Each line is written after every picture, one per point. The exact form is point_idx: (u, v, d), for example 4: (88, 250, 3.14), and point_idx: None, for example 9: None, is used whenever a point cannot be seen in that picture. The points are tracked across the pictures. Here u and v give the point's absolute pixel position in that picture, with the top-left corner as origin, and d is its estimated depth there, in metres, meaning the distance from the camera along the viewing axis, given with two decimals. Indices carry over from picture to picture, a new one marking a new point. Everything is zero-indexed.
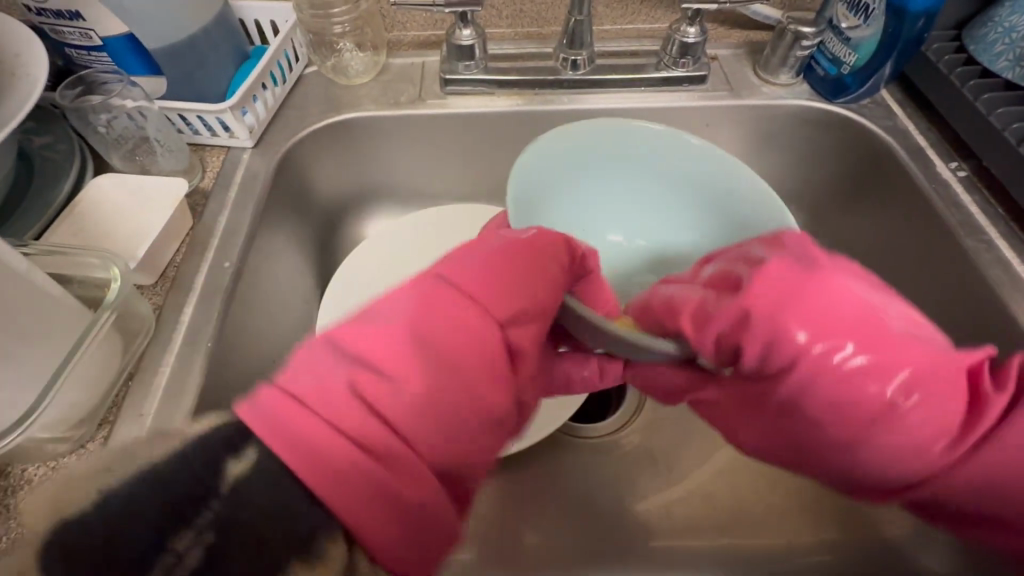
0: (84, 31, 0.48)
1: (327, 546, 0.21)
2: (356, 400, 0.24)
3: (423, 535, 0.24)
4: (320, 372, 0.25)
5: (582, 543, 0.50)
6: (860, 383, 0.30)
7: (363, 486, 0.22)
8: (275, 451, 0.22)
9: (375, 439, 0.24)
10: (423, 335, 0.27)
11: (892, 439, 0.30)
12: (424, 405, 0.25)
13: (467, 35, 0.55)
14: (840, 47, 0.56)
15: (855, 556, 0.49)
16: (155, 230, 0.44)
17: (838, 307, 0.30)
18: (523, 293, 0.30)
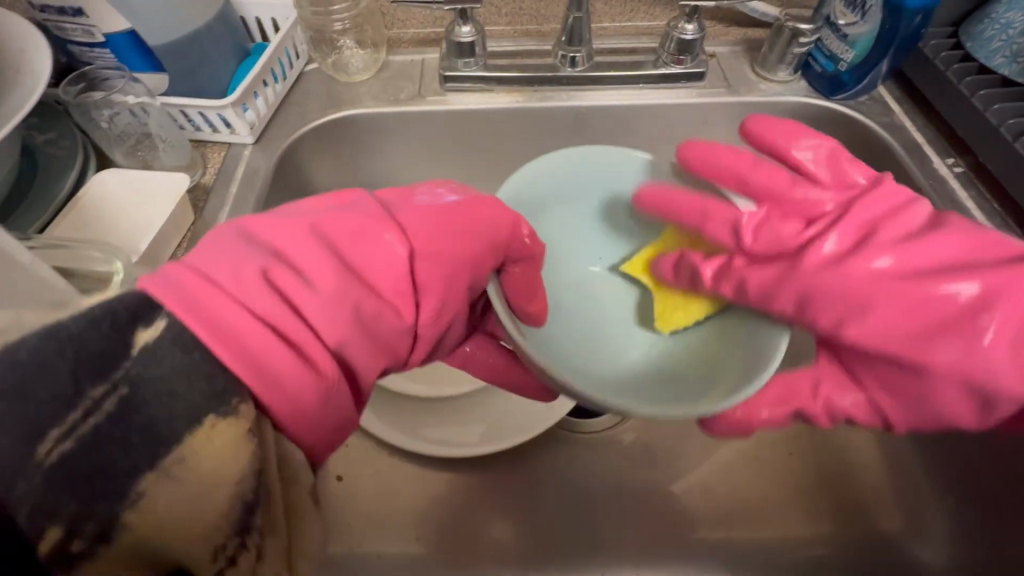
0: (87, 28, 0.49)
1: (239, 405, 0.23)
2: (264, 282, 0.27)
3: (313, 410, 0.27)
4: (227, 252, 0.28)
5: (580, 536, 0.51)
6: (933, 328, 0.36)
7: (269, 363, 0.25)
8: (164, 300, 0.23)
9: (281, 320, 0.26)
10: (336, 240, 0.31)
11: (985, 367, 0.35)
12: (329, 299, 0.29)
13: (467, 32, 0.56)
14: (838, 44, 0.56)
15: (852, 550, 0.49)
16: (157, 223, 0.44)
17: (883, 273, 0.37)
18: (446, 237, 0.34)
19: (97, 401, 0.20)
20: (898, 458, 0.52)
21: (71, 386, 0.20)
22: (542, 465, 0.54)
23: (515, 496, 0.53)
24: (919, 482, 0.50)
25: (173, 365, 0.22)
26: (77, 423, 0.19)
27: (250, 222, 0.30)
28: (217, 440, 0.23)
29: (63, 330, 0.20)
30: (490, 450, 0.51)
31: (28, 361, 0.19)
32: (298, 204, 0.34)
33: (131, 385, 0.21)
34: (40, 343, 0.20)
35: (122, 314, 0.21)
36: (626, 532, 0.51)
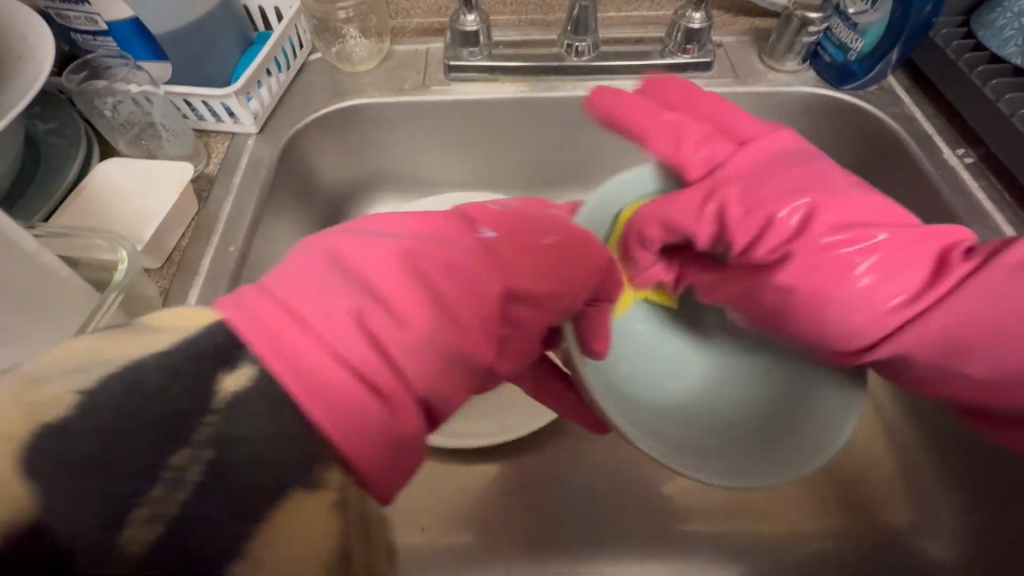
0: (90, 15, 0.48)
1: (324, 473, 0.19)
2: (358, 326, 0.24)
3: (394, 467, 0.24)
4: (314, 283, 0.25)
5: (583, 529, 0.51)
6: (838, 258, 0.37)
7: (355, 415, 0.22)
8: (253, 343, 0.20)
9: (372, 368, 0.24)
10: (430, 272, 0.27)
11: (843, 296, 0.37)
12: (419, 344, 0.26)
13: (471, 21, 0.55)
14: (847, 33, 0.56)
15: (856, 541, 0.49)
16: (161, 212, 0.44)
17: (781, 191, 0.40)
18: (538, 274, 0.32)
19: (179, 470, 0.17)
20: (905, 451, 0.52)
21: (151, 456, 0.17)
22: (547, 461, 0.54)
23: (520, 487, 0.53)
24: (925, 475, 0.50)
25: (263, 427, 0.19)
26: (159, 501, 0.16)
27: (340, 244, 0.27)
28: (308, 514, 0.19)
29: (147, 384, 0.18)
30: (495, 438, 0.51)
31: (109, 422, 0.17)
32: (385, 220, 0.30)
33: (215, 445, 0.18)
34: (121, 399, 0.17)
35: (208, 357, 0.19)
36: (630, 524, 0.51)
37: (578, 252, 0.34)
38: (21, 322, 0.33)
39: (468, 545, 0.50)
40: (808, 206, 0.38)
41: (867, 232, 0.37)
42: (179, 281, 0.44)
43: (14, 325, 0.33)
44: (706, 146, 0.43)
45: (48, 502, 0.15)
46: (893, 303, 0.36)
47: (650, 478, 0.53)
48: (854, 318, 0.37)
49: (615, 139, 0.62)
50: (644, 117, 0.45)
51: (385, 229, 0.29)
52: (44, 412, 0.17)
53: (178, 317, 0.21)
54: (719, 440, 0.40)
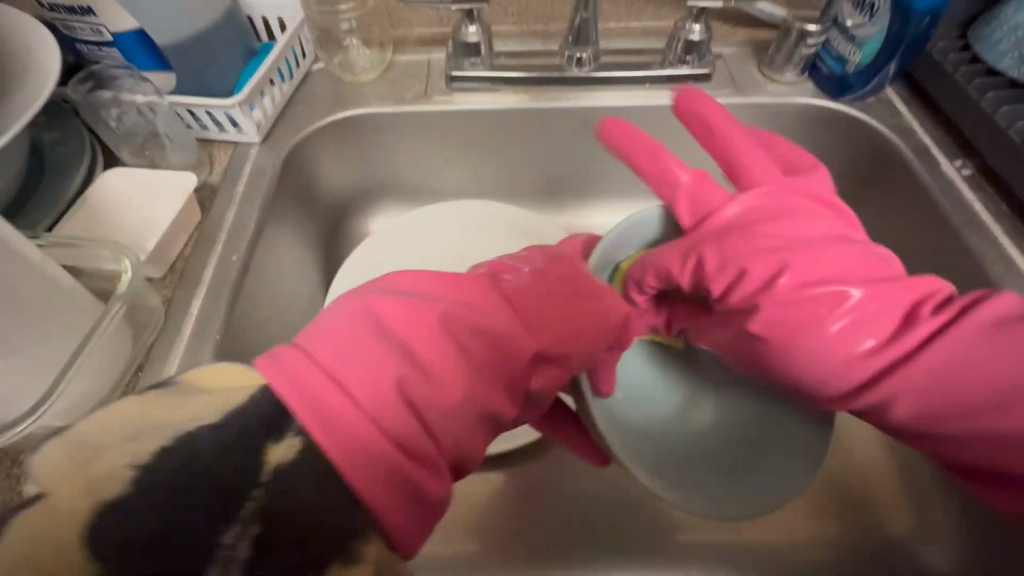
0: (95, 26, 0.48)
1: (366, 549, 0.21)
2: (398, 393, 0.26)
3: (422, 521, 0.25)
4: (357, 347, 0.26)
5: (578, 538, 0.51)
6: (811, 307, 0.37)
7: (391, 476, 0.24)
8: (301, 415, 0.22)
9: (408, 433, 0.26)
10: (461, 338, 0.29)
11: (817, 346, 0.37)
12: (450, 407, 0.28)
13: (473, 32, 0.56)
14: (846, 45, 0.56)
15: (856, 553, 0.49)
16: (165, 222, 0.44)
17: (764, 241, 0.39)
18: (562, 330, 0.33)
19: (228, 551, 0.18)
20: (901, 460, 0.52)
21: (203, 536, 0.18)
22: (545, 471, 0.54)
23: (521, 496, 0.53)
24: (921, 483, 0.50)
25: (305, 495, 0.20)
26: None
27: (379, 304, 0.28)
28: None
29: (197, 460, 0.20)
30: (500, 446, 0.51)
31: (167, 502, 0.18)
32: (417, 275, 0.31)
33: (262, 522, 0.19)
34: (176, 477, 0.19)
35: (256, 430, 0.21)
36: (629, 534, 0.51)
37: (595, 312, 0.35)
38: (27, 332, 0.34)
39: (469, 555, 0.50)
40: (784, 260, 0.38)
41: (841, 285, 0.37)
42: (184, 290, 0.44)
43: (21, 335, 0.33)
44: (703, 187, 0.42)
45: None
46: (869, 354, 0.36)
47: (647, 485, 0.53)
48: (832, 366, 0.37)
49: (615, 149, 0.63)
50: (653, 169, 0.43)
51: (413, 287, 0.31)
52: (104, 488, 0.19)
53: (227, 379, 0.23)
54: (681, 466, 0.44)
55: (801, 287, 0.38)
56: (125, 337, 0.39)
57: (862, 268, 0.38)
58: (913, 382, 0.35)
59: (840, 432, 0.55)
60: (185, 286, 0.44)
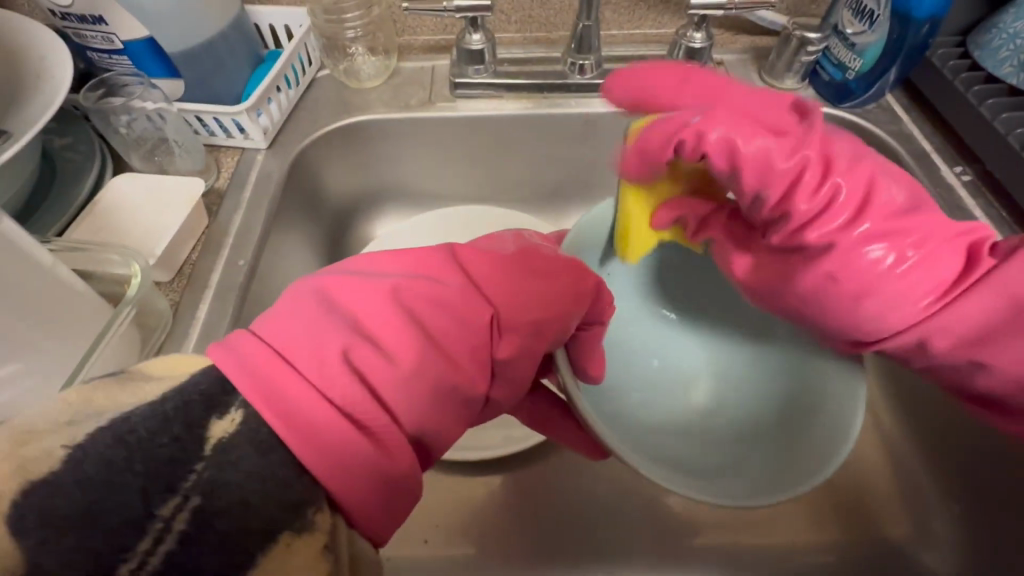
0: (106, 34, 0.49)
1: (315, 515, 0.23)
2: (344, 363, 0.27)
3: (387, 499, 0.27)
4: (303, 325, 0.28)
5: (578, 540, 0.51)
6: (874, 246, 0.32)
7: (341, 447, 0.25)
8: (241, 387, 0.24)
9: (358, 404, 0.27)
10: (413, 307, 0.31)
11: (884, 289, 0.32)
12: (403, 376, 0.29)
13: (478, 39, 0.57)
14: (845, 53, 0.56)
15: (858, 558, 0.49)
16: (173, 227, 0.45)
17: (820, 165, 0.33)
18: (523, 300, 0.34)
19: (167, 520, 0.20)
20: (904, 465, 0.52)
21: (142, 507, 0.20)
22: (549, 473, 0.54)
23: (523, 498, 0.53)
24: (925, 488, 0.51)
25: (247, 468, 0.22)
26: (146, 553, 0.19)
27: (328, 287, 0.31)
28: (293, 554, 0.22)
29: (133, 435, 0.21)
30: (495, 451, 0.52)
31: (100, 477, 0.20)
32: (376, 262, 0.34)
33: (201, 493, 0.21)
34: (110, 452, 0.20)
35: (194, 407, 0.23)
36: (631, 537, 0.51)
37: (554, 281, 0.35)
38: (39, 335, 0.34)
39: (471, 558, 0.50)
40: (844, 189, 0.32)
41: (897, 226, 0.32)
42: (191, 295, 0.45)
43: (33, 337, 0.34)
44: (739, 105, 0.36)
45: (39, 554, 0.18)
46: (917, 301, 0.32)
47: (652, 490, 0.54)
48: (893, 319, 0.33)
49: None
50: (667, 120, 0.36)
51: (375, 269, 0.33)
52: (34, 468, 0.20)
53: (169, 367, 0.25)
54: (691, 445, 0.43)
55: (864, 219, 0.32)
56: (134, 340, 0.40)
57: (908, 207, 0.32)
58: (966, 320, 0.32)
59: None
60: (192, 290, 0.45)
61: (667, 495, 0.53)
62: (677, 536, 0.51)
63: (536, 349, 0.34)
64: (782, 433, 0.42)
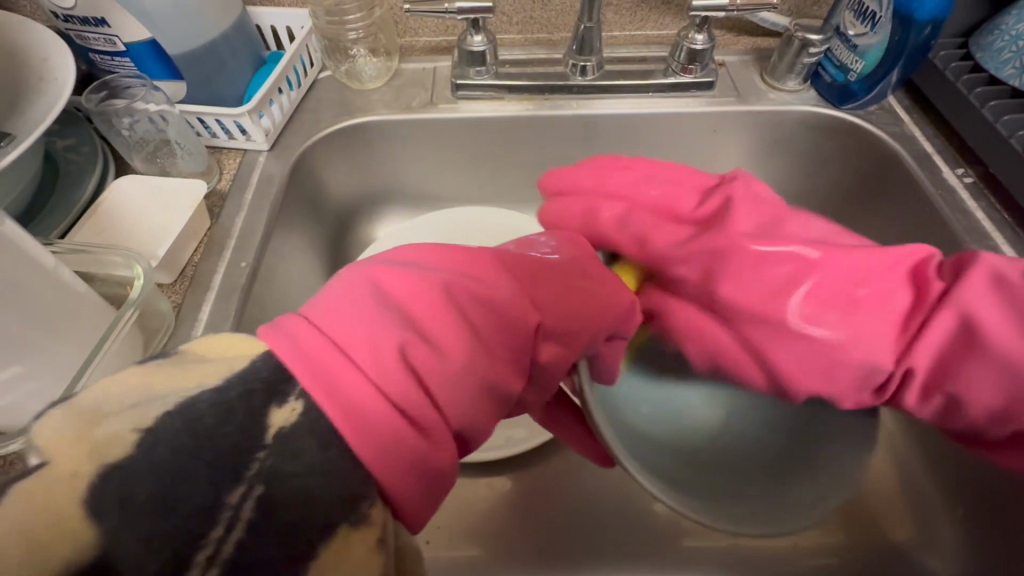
0: (109, 37, 0.49)
1: (369, 509, 0.22)
2: (399, 357, 0.26)
3: (432, 498, 0.26)
4: (355, 312, 0.26)
5: (579, 542, 0.51)
6: (817, 305, 0.35)
7: (392, 443, 0.24)
8: (296, 372, 0.23)
9: (413, 401, 0.25)
10: (464, 302, 0.30)
11: (842, 349, 0.35)
12: (453, 374, 0.28)
13: (479, 41, 0.57)
14: (847, 54, 0.56)
15: (858, 560, 0.49)
16: (176, 229, 0.45)
17: (748, 238, 0.37)
18: (566, 305, 0.34)
19: (234, 509, 0.19)
20: (904, 469, 0.52)
21: (210, 495, 0.19)
22: (551, 475, 0.54)
23: (523, 499, 0.53)
24: (924, 491, 0.51)
25: (309, 459, 0.21)
26: (218, 542, 0.19)
27: (378, 271, 0.29)
28: (353, 549, 0.21)
29: (201, 423, 0.21)
30: (506, 451, 0.52)
31: (172, 463, 0.19)
32: (420, 253, 0.32)
33: (265, 482, 0.20)
34: (180, 437, 0.20)
35: (257, 395, 0.22)
36: (632, 539, 0.51)
37: (595, 291, 0.36)
38: (41, 336, 0.34)
39: (472, 560, 0.50)
40: (781, 258, 0.36)
41: (835, 282, 0.35)
42: (194, 296, 0.45)
43: (36, 339, 0.34)
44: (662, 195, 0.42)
45: (116, 539, 0.18)
46: (869, 341, 0.34)
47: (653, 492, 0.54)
48: (864, 370, 0.35)
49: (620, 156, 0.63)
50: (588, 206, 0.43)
51: (422, 258, 0.32)
52: (110, 450, 0.19)
53: (220, 349, 0.25)
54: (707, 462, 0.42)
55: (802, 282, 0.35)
56: (136, 342, 0.40)
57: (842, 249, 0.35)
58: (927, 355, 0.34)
59: None
60: (195, 292, 0.45)
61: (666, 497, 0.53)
62: (677, 538, 0.51)
63: (574, 353, 0.34)
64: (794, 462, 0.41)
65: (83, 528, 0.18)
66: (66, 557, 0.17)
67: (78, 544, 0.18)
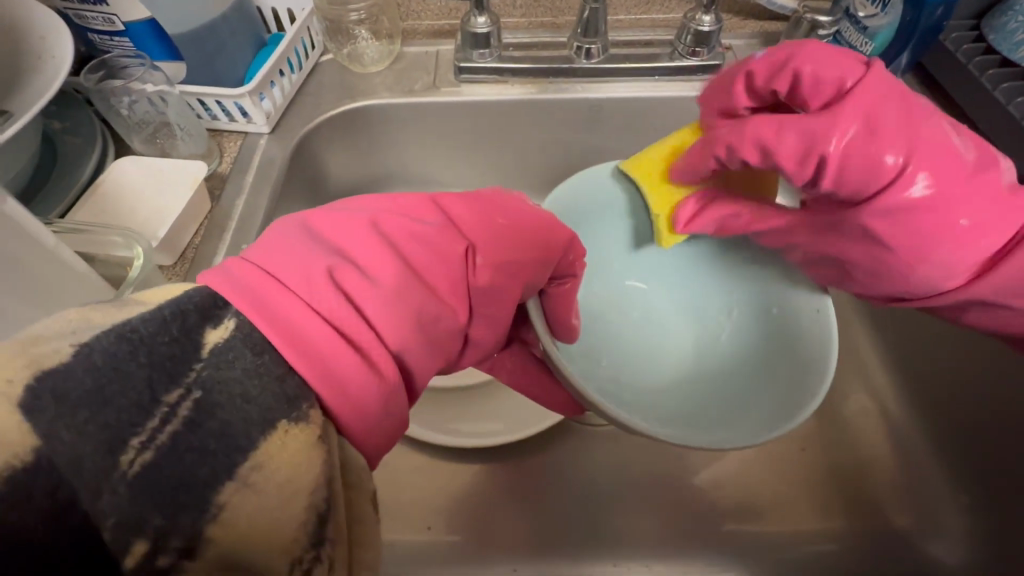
0: (107, 16, 0.49)
1: (310, 410, 0.24)
2: (331, 281, 0.28)
3: (378, 414, 0.28)
4: (292, 250, 0.30)
5: (576, 526, 0.51)
6: (936, 211, 0.36)
7: (323, 354, 0.26)
8: (234, 302, 0.25)
9: (347, 321, 0.28)
10: (396, 240, 0.33)
11: (943, 259, 0.37)
12: (388, 297, 0.30)
13: (482, 23, 0.56)
14: (857, 36, 0.54)
15: (864, 547, 0.49)
16: (176, 212, 0.45)
17: (880, 108, 0.36)
18: (504, 240, 0.36)
19: (171, 406, 0.21)
20: (910, 458, 0.52)
21: (146, 394, 0.21)
22: (552, 460, 0.54)
23: (526, 484, 0.53)
24: (933, 481, 0.51)
25: (244, 367, 0.23)
26: (154, 430, 0.20)
27: (314, 220, 0.32)
28: (294, 446, 0.23)
29: (135, 332, 0.22)
30: (496, 439, 0.51)
31: (105, 365, 0.21)
32: (356, 201, 0.35)
33: (202, 388, 0.22)
34: (114, 346, 0.21)
35: (190, 315, 0.23)
36: (637, 523, 0.51)
37: (528, 231, 0.37)
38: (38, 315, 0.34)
39: (473, 544, 0.50)
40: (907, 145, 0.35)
41: (956, 196, 0.36)
42: (193, 278, 0.44)
43: (30, 317, 0.34)
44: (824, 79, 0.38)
45: (53, 432, 0.19)
46: (955, 284, 0.38)
47: (656, 477, 0.53)
48: (943, 277, 0.37)
49: (624, 143, 0.63)
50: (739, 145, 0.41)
51: (358, 206, 0.35)
52: (45, 361, 0.20)
53: (162, 293, 0.25)
54: (700, 409, 0.43)
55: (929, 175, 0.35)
56: None
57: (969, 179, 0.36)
58: (999, 284, 0.37)
59: (846, 425, 0.55)
60: (194, 274, 0.44)
61: (673, 483, 0.53)
62: (681, 523, 0.51)
63: (512, 285, 0.35)
64: (775, 376, 0.43)
65: (19, 436, 0.19)
66: (4, 460, 0.18)
67: (11, 449, 0.18)
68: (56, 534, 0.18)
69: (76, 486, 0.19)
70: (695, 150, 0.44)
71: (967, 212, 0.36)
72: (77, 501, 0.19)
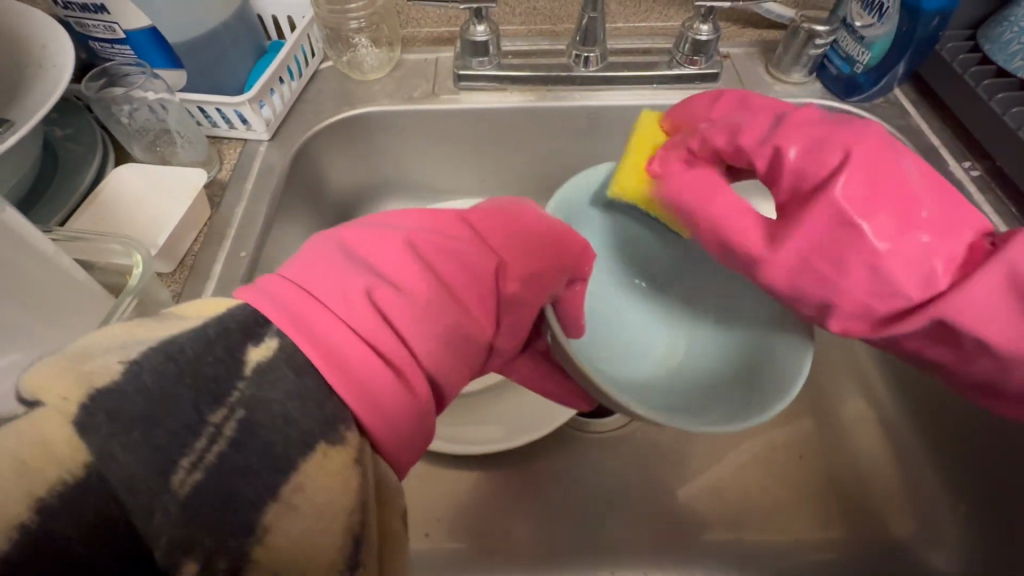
0: (109, 24, 0.48)
1: (347, 433, 0.24)
2: (367, 300, 0.29)
3: (410, 431, 0.28)
4: (327, 266, 0.30)
5: (573, 534, 0.51)
6: (874, 214, 0.34)
7: (361, 372, 0.26)
8: (275, 321, 0.25)
9: (382, 339, 0.28)
10: (427, 255, 0.33)
11: (885, 266, 0.34)
12: (420, 314, 0.30)
13: (481, 31, 0.56)
14: (854, 46, 0.56)
15: (861, 555, 0.49)
16: (176, 219, 0.45)
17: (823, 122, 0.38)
18: (529, 256, 0.36)
19: (217, 426, 0.21)
20: (908, 466, 0.52)
21: (193, 414, 0.21)
22: (551, 467, 0.54)
23: (525, 491, 0.53)
24: (931, 490, 0.51)
25: (287, 386, 0.23)
26: (203, 450, 0.21)
27: (346, 237, 0.32)
28: (330, 466, 0.23)
29: (179, 351, 0.22)
30: (503, 443, 0.51)
31: (152, 383, 0.21)
32: (385, 217, 0.36)
33: (246, 407, 0.22)
34: (161, 364, 0.21)
35: (233, 333, 0.24)
36: (634, 530, 0.51)
37: (545, 243, 0.38)
38: (36, 322, 0.34)
39: (471, 551, 0.50)
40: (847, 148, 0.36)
41: (897, 202, 0.34)
42: (193, 285, 0.44)
43: (28, 325, 0.34)
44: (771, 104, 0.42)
45: (107, 449, 0.19)
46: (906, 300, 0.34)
47: (654, 484, 0.54)
48: (888, 290, 0.34)
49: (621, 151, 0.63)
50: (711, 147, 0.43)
51: (385, 220, 0.35)
52: (96, 378, 0.20)
53: (200, 307, 0.25)
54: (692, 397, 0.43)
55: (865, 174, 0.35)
56: None
57: (911, 190, 0.34)
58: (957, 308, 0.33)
59: (845, 433, 0.55)
60: (194, 281, 0.44)
61: (669, 490, 0.53)
62: (678, 529, 0.51)
63: (535, 299, 0.36)
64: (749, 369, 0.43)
65: (71, 452, 0.18)
66: (56, 474, 0.18)
67: (62, 462, 0.18)
68: (99, 550, 0.18)
69: (130, 505, 0.19)
70: (681, 139, 0.45)
71: (900, 218, 0.34)
72: (128, 519, 0.19)
